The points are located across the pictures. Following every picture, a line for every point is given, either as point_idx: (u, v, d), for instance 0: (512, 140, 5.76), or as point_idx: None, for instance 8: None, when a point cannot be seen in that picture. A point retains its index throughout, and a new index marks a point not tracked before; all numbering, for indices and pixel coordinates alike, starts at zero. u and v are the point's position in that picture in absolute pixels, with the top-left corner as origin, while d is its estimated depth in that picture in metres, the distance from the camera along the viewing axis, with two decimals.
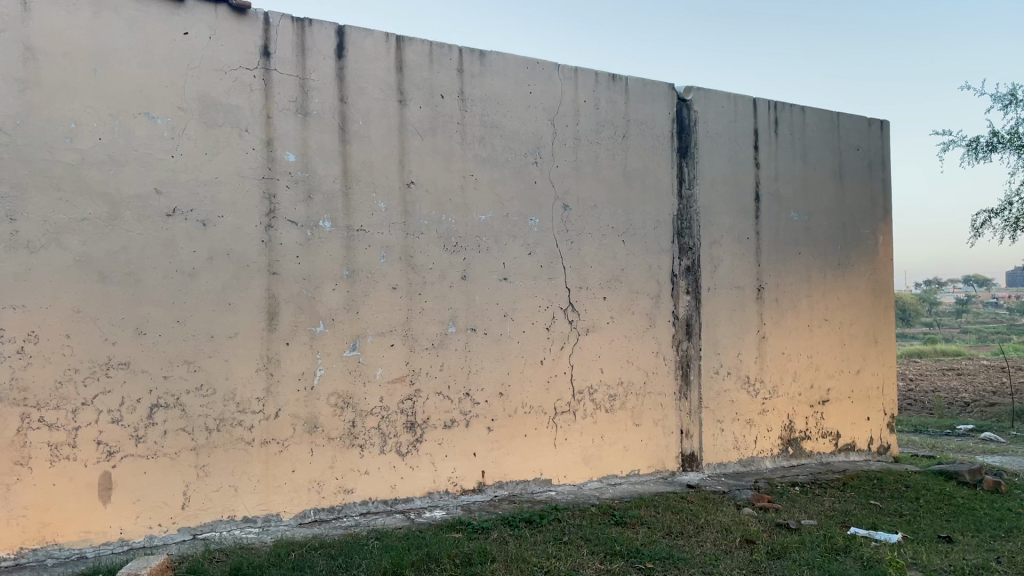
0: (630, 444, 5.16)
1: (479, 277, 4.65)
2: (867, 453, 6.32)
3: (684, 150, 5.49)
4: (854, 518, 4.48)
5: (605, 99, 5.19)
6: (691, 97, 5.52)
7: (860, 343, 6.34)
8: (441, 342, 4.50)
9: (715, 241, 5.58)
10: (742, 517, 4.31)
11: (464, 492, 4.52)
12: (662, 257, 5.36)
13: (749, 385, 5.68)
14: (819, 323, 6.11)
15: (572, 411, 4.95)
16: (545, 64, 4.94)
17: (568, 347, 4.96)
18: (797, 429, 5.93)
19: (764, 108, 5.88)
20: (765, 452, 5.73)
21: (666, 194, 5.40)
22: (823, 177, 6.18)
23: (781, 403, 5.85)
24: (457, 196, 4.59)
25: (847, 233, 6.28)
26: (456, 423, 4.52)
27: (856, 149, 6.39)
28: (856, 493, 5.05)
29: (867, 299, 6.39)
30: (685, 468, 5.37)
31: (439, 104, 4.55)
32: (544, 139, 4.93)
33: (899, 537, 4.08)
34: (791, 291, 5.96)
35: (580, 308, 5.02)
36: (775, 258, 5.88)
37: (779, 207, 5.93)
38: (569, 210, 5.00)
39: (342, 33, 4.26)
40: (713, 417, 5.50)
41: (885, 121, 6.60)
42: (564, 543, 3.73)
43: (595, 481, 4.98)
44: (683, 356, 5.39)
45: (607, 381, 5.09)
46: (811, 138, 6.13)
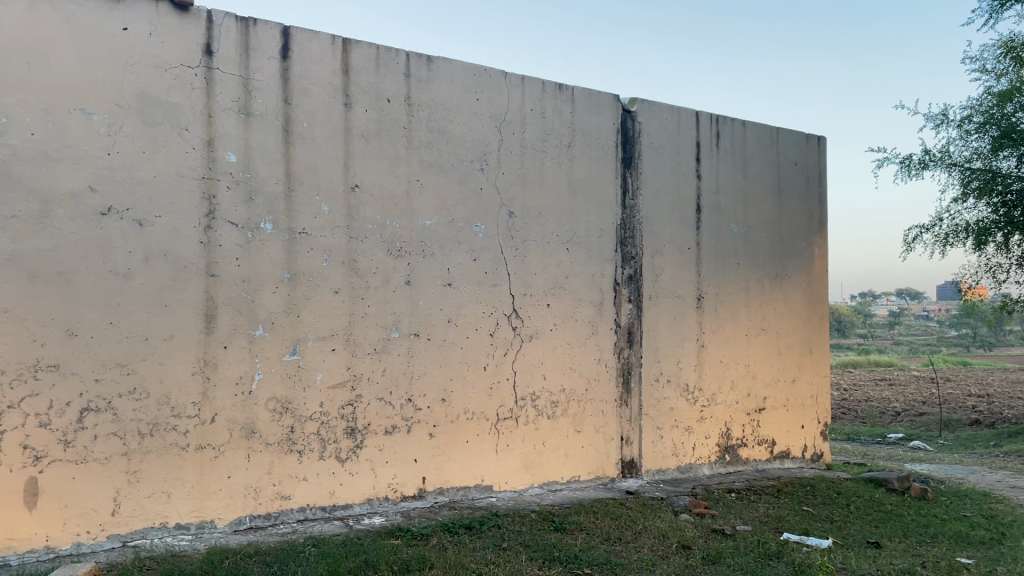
0: (571, 451, 5.19)
1: (422, 283, 4.64)
2: (801, 460, 6.46)
3: (628, 160, 5.56)
4: (787, 523, 4.59)
5: (551, 108, 5.23)
6: (635, 108, 5.61)
7: (796, 352, 6.50)
8: (382, 347, 4.47)
9: (657, 251, 5.66)
10: (678, 523, 4.37)
11: (404, 499, 4.48)
12: (606, 265, 5.42)
13: (688, 393, 5.78)
14: (756, 333, 6.24)
15: (514, 417, 4.96)
16: (492, 72, 4.96)
17: (510, 354, 4.97)
18: (734, 436, 6.04)
19: (706, 121, 6.00)
20: (703, 459, 5.83)
21: (610, 203, 5.46)
22: (763, 190, 6.32)
23: (719, 411, 5.96)
24: (403, 201, 4.58)
25: (784, 245, 6.43)
26: (397, 429, 4.49)
27: (795, 164, 6.56)
28: (789, 499, 5.16)
29: (802, 309, 6.55)
30: (625, 475, 5.42)
31: (385, 108, 4.53)
32: (491, 146, 4.94)
33: (829, 542, 4.19)
34: (729, 301, 6.08)
35: (524, 315, 5.04)
36: (715, 269, 5.99)
37: (719, 218, 6.04)
38: (514, 218, 5.03)
39: (287, 34, 4.22)
40: (653, 424, 5.57)
41: (822, 137, 6.77)
42: (503, 550, 3.73)
43: (535, 487, 5.00)
44: (624, 363, 5.46)
45: (549, 388, 5.12)
46: (751, 151, 6.26)
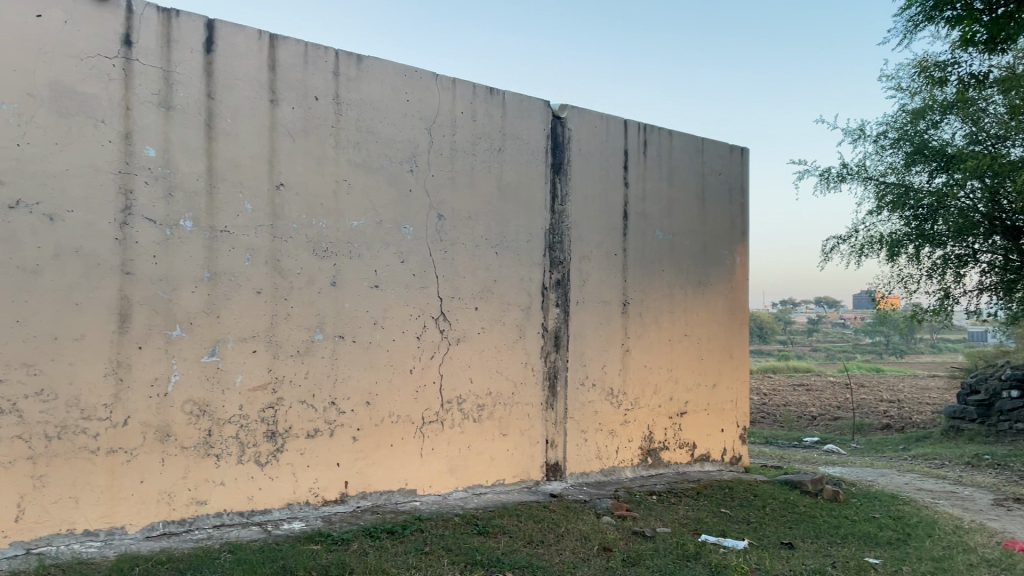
0: (496, 454, 5.19)
1: (348, 284, 4.58)
2: (720, 463, 6.61)
3: (557, 166, 5.61)
4: (705, 525, 4.69)
5: (482, 111, 5.23)
6: (565, 115, 5.66)
7: (717, 358, 6.65)
8: (306, 349, 4.39)
9: (585, 256, 5.73)
10: (600, 525, 4.42)
11: (326, 504, 4.41)
12: (534, 269, 5.45)
13: (612, 397, 5.85)
14: (679, 339, 6.37)
15: (440, 421, 4.93)
16: (423, 73, 4.94)
17: (437, 357, 4.94)
18: (656, 440, 6.14)
19: (634, 130, 6.09)
20: (626, 462, 5.90)
21: (539, 208, 5.50)
22: (688, 199, 6.45)
23: (642, 415, 6.05)
24: (329, 201, 4.51)
25: (707, 253, 6.58)
26: (320, 432, 4.42)
27: (719, 174, 6.71)
28: (708, 501, 5.28)
29: (724, 316, 6.71)
30: (549, 478, 5.45)
31: (312, 106, 4.47)
32: (420, 148, 4.91)
33: (745, 543, 4.30)
34: (654, 307, 6.19)
35: (451, 318, 5.03)
36: (640, 276, 6.09)
37: (645, 225, 6.15)
38: (443, 220, 5.01)
39: (211, 27, 4.12)
40: (578, 428, 5.62)
41: (746, 148, 6.95)
42: (425, 554, 3.72)
43: (460, 491, 4.99)
44: (550, 367, 5.49)
45: (476, 391, 5.11)
46: (677, 160, 6.39)
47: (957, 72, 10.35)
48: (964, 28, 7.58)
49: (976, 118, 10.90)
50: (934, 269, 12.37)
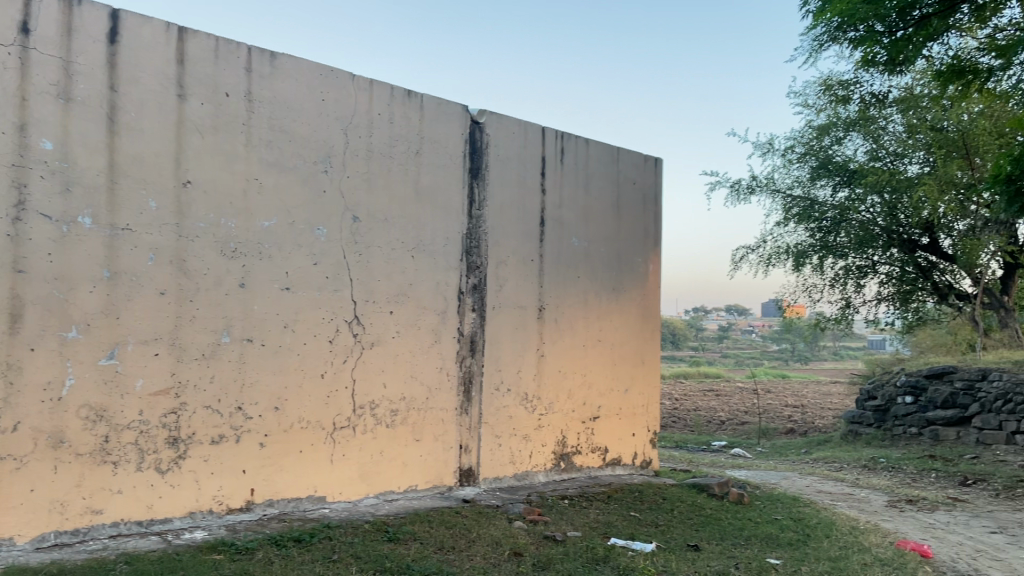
0: (409, 460, 5.14)
1: (258, 286, 4.47)
2: (631, 467, 6.71)
3: (475, 171, 5.60)
4: (615, 529, 4.75)
5: (400, 114, 5.19)
6: (484, 120, 5.67)
7: (629, 363, 6.76)
8: (212, 352, 4.26)
9: (501, 261, 5.74)
10: (512, 530, 4.43)
11: (230, 512, 4.28)
12: (450, 274, 5.43)
13: (527, 402, 5.87)
14: (593, 344, 6.45)
15: (351, 426, 4.85)
16: (339, 72, 4.87)
17: (350, 362, 4.86)
18: (569, 444, 6.19)
19: (551, 137, 6.14)
20: (539, 466, 5.93)
21: (457, 212, 5.48)
22: (603, 207, 6.55)
23: (555, 419, 6.09)
24: (239, 200, 4.39)
25: (622, 260, 6.69)
26: (225, 438, 4.29)
27: (634, 183, 6.83)
28: (618, 505, 5.35)
29: (637, 322, 6.83)
30: (462, 483, 5.42)
31: (223, 102, 4.34)
32: (335, 149, 4.84)
33: (653, 546, 4.38)
34: (569, 312, 6.25)
35: (365, 322, 4.95)
36: (556, 281, 6.15)
37: (561, 232, 6.21)
38: (359, 223, 4.94)
39: (116, 17, 3.96)
40: (491, 433, 5.62)
41: (660, 158, 7.09)
42: (333, 562, 3.65)
43: (371, 497, 4.91)
44: (465, 372, 5.47)
45: (389, 396, 5.05)
46: (593, 169, 6.48)
47: (860, 92, 10.85)
48: (866, 49, 7.99)
49: (877, 135, 11.87)
50: (837, 279, 12.96)
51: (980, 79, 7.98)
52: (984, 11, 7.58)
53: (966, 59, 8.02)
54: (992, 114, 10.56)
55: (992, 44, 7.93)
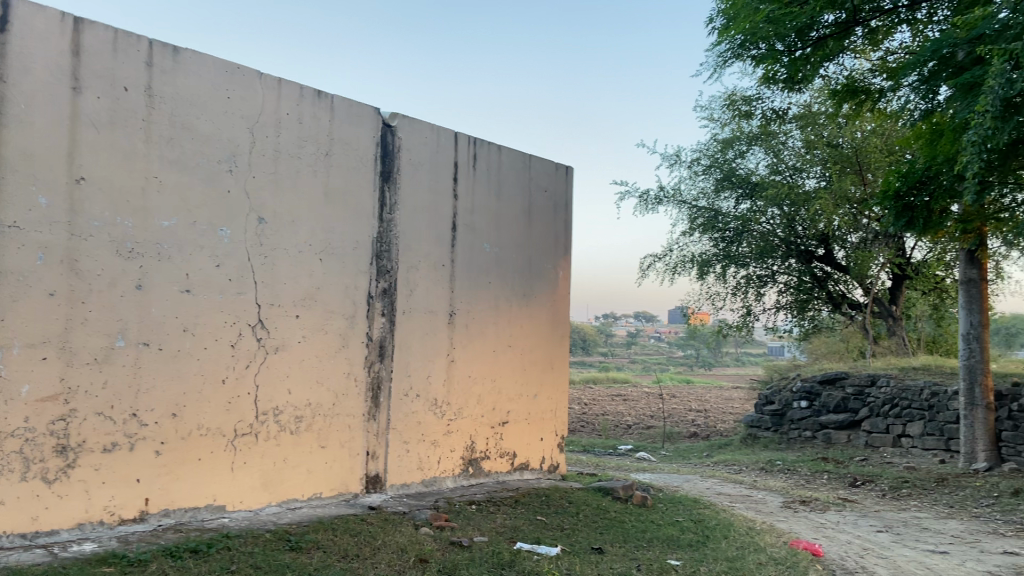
0: (313, 467, 5.04)
1: (156, 287, 4.31)
2: (539, 471, 6.77)
3: (386, 174, 5.56)
4: (521, 533, 4.78)
5: (308, 114, 5.10)
6: (396, 123, 5.63)
7: (539, 369, 6.82)
8: (105, 357, 4.09)
9: (411, 265, 5.71)
10: (418, 537, 4.40)
11: (122, 523, 4.11)
12: (359, 278, 5.36)
13: (435, 407, 5.85)
14: (503, 349, 6.48)
15: (253, 433, 4.73)
16: (246, 70, 4.75)
17: (253, 367, 4.74)
18: (477, 449, 6.20)
19: (464, 142, 6.15)
20: (447, 472, 5.91)
21: (367, 215, 5.42)
22: (514, 213, 6.59)
23: (464, 425, 6.09)
24: (137, 198, 4.23)
25: (532, 266, 6.75)
26: (118, 446, 4.12)
27: (545, 191, 6.90)
28: (525, 509, 5.38)
29: (546, 328, 6.89)
30: (369, 490, 5.35)
31: (120, 97, 4.18)
32: (241, 148, 4.71)
33: (558, 550, 4.42)
34: (479, 317, 6.26)
35: (269, 326, 4.84)
36: (467, 287, 6.16)
37: (473, 237, 6.22)
38: (264, 224, 4.83)
39: (6, 4, 3.77)
40: (399, 439, 5.57)
41: (571, 167, 7.18)
42: (231, 572, 3.55)
43: (273, 506, 4.79)
44: (374, 377, 5.41)
45: (294, 402, 4.95)
46: (505, 175, 6.52)
47: (761, 107, 11.24)
48: (767, 67, 8.23)
49: (777, 150, 12.38)
50: (739, 288, 13.41)
51: (871, 99, 8.43)
52: (875, 34, 7.99)
53: (859, 81, 8.47)
54: (883, 132, 11.15)
55: (884, 67, 8.37)
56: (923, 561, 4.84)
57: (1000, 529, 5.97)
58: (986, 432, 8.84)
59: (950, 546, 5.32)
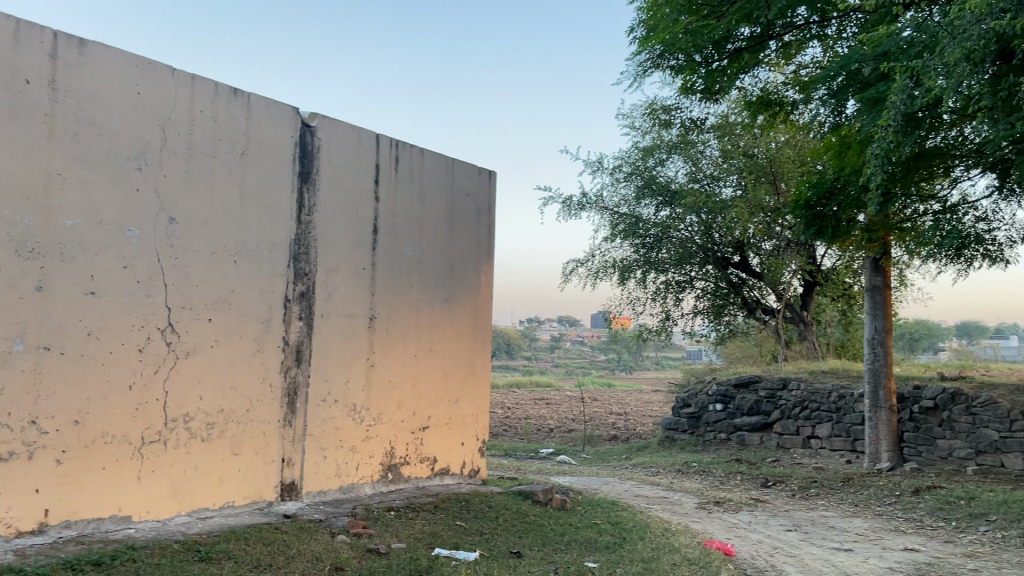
0: (226, 475, 4.90)
1: (58, 289, 4.12)
2: (460, 476, 6.74)
3: (305, 175, 5.46)
4: (439, 539, 4.75)
5: (223, 112, 4.96)
6: (315, 123, 5.54)
7: (460, 373, 6.80)
8: (2, 361, 3.89)
9: (330, 268, 5.62)
10: (334, 545, 4.32)
11: (19, 536, 3.91)
12: (276, 281, 5.24)
13: (354, 413, 5.77)
14: (424, 354, 6.43)
15: (162, 441, 4.57)
16: (158, 65, 4.60)
17: (162, 372, 4.58)
18: (397, 455, 6.13)
19: (385, 144, 6.09)
20: (365, 478, 5.83)
21: (284, 217, 5.31)
22: (437, 217, 6.56)
23: (383, 430, 6.02)
24: (38, 195, 4.05)
25: (454, 270, 6.72)
26: (16, 455, 3.92)
27: (467, 195, 6.89)
28: (444, 515, 5.36)
29: (468, 332, 6.88)
30: (284, 498, 5.23)
31: (22, 90, 3.99)
32: (151, 145, 4.56)
33: (476, 555, 4.42)
34: (400, 322, 6.20)
35: (180, 330, 4.69)
36: (387, 291, 6.09)
37: (394, 240, 6.16)
38: (176, 225, 4.68)
39: None
40: (316, 445, 5.47)
41: (493, 172, 7.19)
42: None
43: (182, 515, 4.64)
44: (290, 383, 5.30)
45: (206, 408, 4.80)
46: (427, 178, 6.48)
47: (680, 117, 11.49)
48: (686, 77, 8.51)
49: (696, 158, 12.69)
50: (658, 293, 13.66)
51: (784, 111, 8.75)
52: (788, 49, 8.28)
53: (773, 93, 8.76)
54: (795, 144, 11.59)
55: (796, 80, 8.68)
56: (829, 559, 5.01)
57: (901, 526, 6.22)
58: (889, 433, 9.21)
59: (855, 544, 5.52)
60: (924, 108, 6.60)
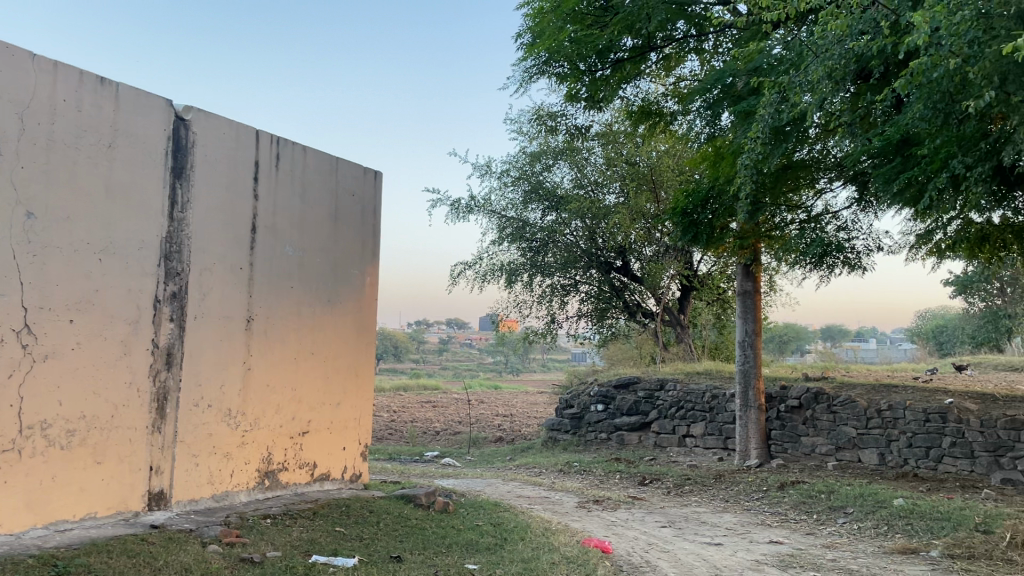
0: (87, 485, 4.64)
1: None
2: (340, 481, 6.62)
3: (178, 171, 5.24)
4: (317, 546, 4.65)
5: (89, 102, 4.71)
6: (190, 117, 5.32)
7: (343, 376, 6.68)
8: None
9: (205, 268, 5.42)
10: (204, 555, 4.15)
11: None
12: (145, 280, 5.01)
13: (229, 418, 5.58)
14: (305, 356, 6.29)
15: (16, 450, 4.28)
16: (16, 50, 4.32)
17: (16, 376, 4.29)
18: (274, 461, 5.97)
19: (265, 141, 5.93)
20: (240, 485, 5.64)
21: (156, 214, 5.08)
22: (319, 216, 6.43)
23: (260, 436, 5.84)
24: None
25: (337, 271, 6.60)
26: None
27: (352, 194, 6.78)
28: (323, 521, 5.25)
29: (351, 334, 6.77)
30: (151, 508, 4.99)
31: None
32: (7, 135, 4.27)
33: (355, 561, 4.35)
34: (279, 323, 6.04)
35: (37, 332, 4.41)
36: (266, 291, 5.93)
37: (273, 240, 6.00)
38: (34, 220, 4.40)
39: None
40: (188, 452, 5.26)
41: (379, 172, 7.10)
42: None
43: (39, 529, 4.36)
44: (160, 387, 5.07)
45: (66, 415, 4.54)
46: (309, 176, 6.34)
47: (566, 124, 11.70)
48: (570, 85, 8.71)
49: (580, 165, 12.98)
50: (544, 296, 13.86)
51: (664, 121, 9.08)
52: (668, 61, 8.58)
53: (654, 103, 9.07)
54: (674, 153, 12.02)
55: (675, 91, 9.00)
56: (700, 553, 5.20)
57: (768, 520, 6.54)
58: (758, 431, 9.65)
59: (724, 538, 5.75)
60: (791, 122, 6.98)
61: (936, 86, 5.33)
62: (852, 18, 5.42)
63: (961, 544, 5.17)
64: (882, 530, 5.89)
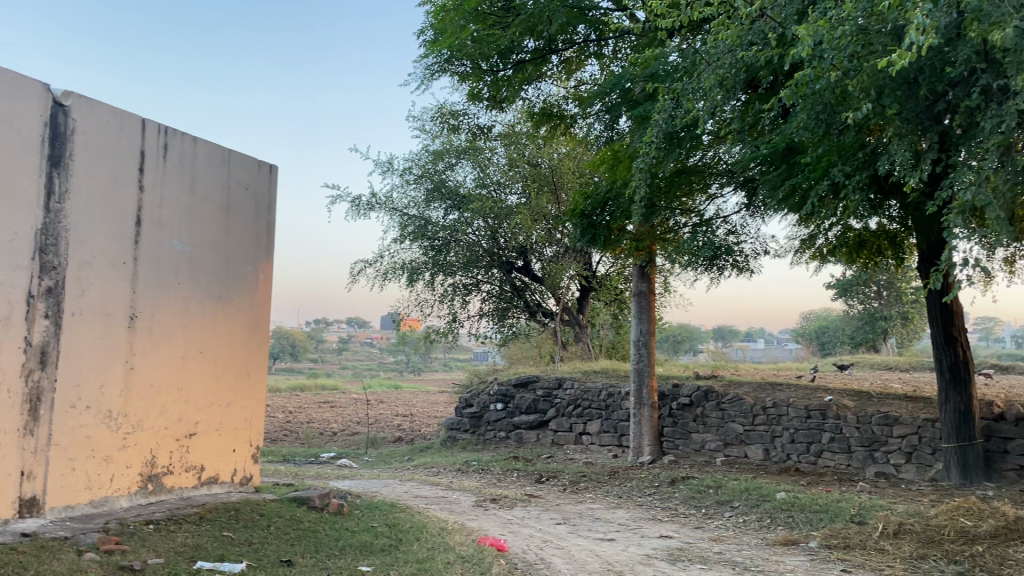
0: None
1: None
2: (230, 484, 6.42)
3: (56, 159, 4.97)
4: (203, 551, 4.49)
5: None
6: (69, 103, 5.05)
7: (233, 375, 6.48)
8: None
9: (84, 262, 5.16)
10: (80, 564, 3.94)
11: None
12: (18, 275, 4.72)
13: (110, 419, 5.32)
14: (193, 355, 6.07)
15: None
16: None
17: None
18: (158, 464, 5.73)
19: (152, 131, 5.68)
20: (121, 490, 5.39)
21: (30, 204, 4.80)
22: (210, 210, 6.21)
23: (143, 438, 5.60)
24: None
25: (228, 267, 6.39)
26: None
27: (244, 188, 6.57)
28: (210, 525, 5.07)
29: (243, 333, 6.57)
30: (22, 516, 4.70)
31: None
32: None
33: (243, 566, 4.21)
34: (164, 321, 5.80)
35: None
36: (151, 287, 5.68)
37: (160, 234, 5.76)
38: None
39: None
40: (63, 456, 4.98)
41: (274, 166, 6.91)
42: None
43: None
44: (33, 388, 4.79)
45: None
46: (200, 169, 6.12)
47: (468, 123, 11.68)
48: (473, 84, 8.71)
49: (483, 164, 12.95)
50: (445, 296, 13.81)
51: (565, 122, 9.18)
52: (569, 64, 8.69)
53: (555, 106, 9.17)
54: (574, 156, 12.24)
55: (576, 94, 9.11)
56: (593, 549, 5.28)
57: (659, 515, 6.71)
58: (651, 428, 9.89)
59: (617, 533, 5.86)
60: (685, 128, 7.19)
61: (819, 97, 5.60)
62: (742, 29, 5.62)
63: (838, 535, 5.43)
64: (766, 522, 6.12)
